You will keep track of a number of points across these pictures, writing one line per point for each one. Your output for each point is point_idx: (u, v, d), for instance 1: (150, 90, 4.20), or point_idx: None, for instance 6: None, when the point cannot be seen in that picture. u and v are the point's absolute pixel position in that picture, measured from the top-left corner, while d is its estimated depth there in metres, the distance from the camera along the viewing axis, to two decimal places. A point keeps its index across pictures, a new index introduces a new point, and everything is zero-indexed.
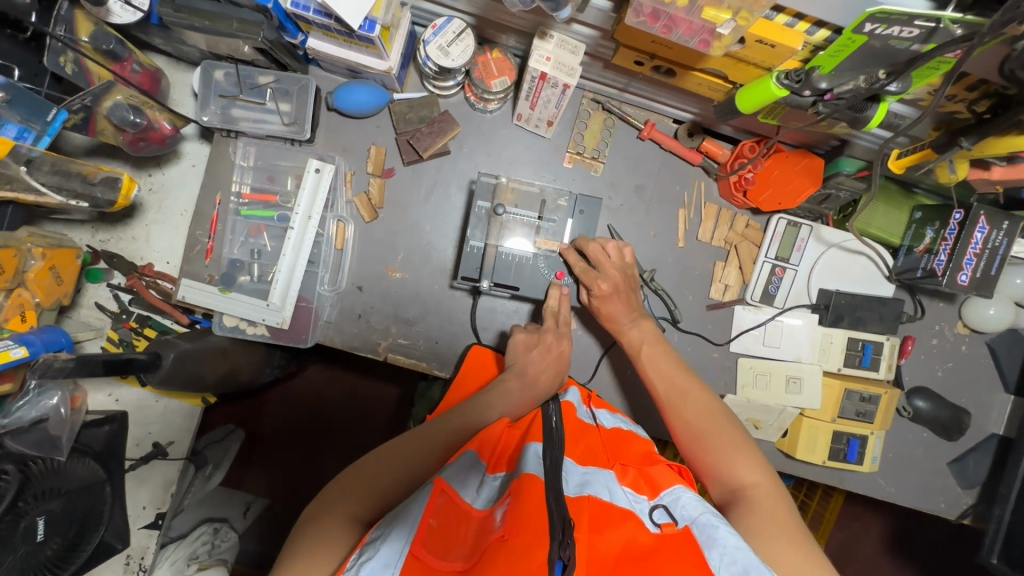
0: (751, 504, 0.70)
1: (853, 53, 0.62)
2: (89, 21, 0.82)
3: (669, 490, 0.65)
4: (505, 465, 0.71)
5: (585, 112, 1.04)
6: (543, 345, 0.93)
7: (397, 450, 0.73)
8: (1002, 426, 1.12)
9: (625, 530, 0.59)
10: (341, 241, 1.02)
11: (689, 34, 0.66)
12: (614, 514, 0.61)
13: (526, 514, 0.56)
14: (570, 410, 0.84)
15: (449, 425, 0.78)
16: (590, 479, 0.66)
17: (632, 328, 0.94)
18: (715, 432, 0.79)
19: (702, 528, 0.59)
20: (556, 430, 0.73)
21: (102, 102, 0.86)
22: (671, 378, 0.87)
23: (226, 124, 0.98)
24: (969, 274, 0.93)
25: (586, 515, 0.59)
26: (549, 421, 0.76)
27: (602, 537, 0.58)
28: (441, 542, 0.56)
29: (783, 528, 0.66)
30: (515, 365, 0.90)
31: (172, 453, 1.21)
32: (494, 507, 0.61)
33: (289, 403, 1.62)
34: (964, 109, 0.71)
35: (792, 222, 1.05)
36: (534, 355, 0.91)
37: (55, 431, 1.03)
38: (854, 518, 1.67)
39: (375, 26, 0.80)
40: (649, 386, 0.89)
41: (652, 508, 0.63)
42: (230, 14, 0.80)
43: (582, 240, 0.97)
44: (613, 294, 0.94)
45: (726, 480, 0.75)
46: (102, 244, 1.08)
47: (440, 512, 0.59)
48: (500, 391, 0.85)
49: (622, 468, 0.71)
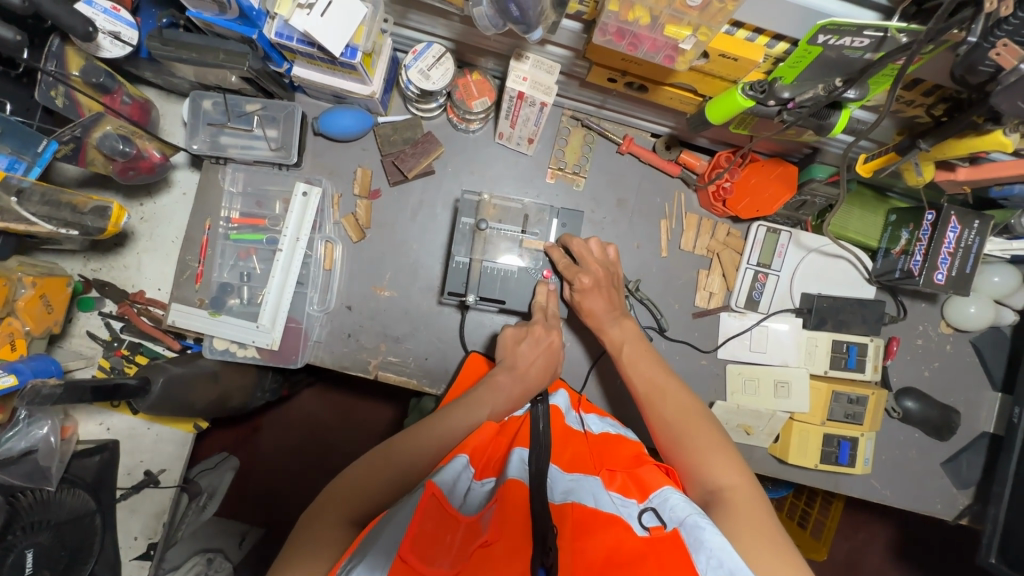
0: (727, 505, 0.68)
1: (812, 64, 0.65)
2: (80, 56, 0.84)
3: (658, 492, 0.65)
4: (493, 469, 0.72)
5: (565, 129, 1.07)
6: (531, 342, 0.93)
7: (390, 451, 0.72)
8: (992, 424, 1.12)
9: (611, 533, 0.60)
10: (330, 263, 1.04)
11: (654, 50, 0.69)
12: (599, 518, 0.62)
13: (511, 521, 0.59)
14: (558, 415, 0.84)
15: (442, 427, 0.77)
16: (576, 485, 0.68)
17: (614, 327, 0.96)
18: (695, 434, 0.78)
19: (690, 530, 0.59)
20: (543, 435, 0.74)
21: (93, 133, 0.89)
22: (651, 377, 0.88)
23: (215, 151, 1.01)
24: (945, 273, 0.95)
25: (570, 523, 0.62)
26: (536, 427, 0.76)
27: (587, 545, 0.60)
28: (428, 545, 0.56)
29: (759, 532, 0.64)
30: (504, 364, 0.90)
31: (163, 481, 1.16)
32: (481, 513, 0.63)
33: (283, 427, 1.62)
34: (924, 114, 0.74)
35: (772, 229, 1.08)
36: (524, 353, 0.92)
37: (44, 462, 1.03)
38: (858, 529, 1.65)
39: (356, 53, 0.83)
40: (632, 389, 0.89)
41: (641, 512, 0.63)
42: (216, 46, 0.84)
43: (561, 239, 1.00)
44: (593, 288, 0.96)
45: (703, 481, 0.73)
46: (94, 272, 1.11)
47: (429, 517, 0.58)
48: (488, 391, 0.85)
49: (609, 473, 0.71)
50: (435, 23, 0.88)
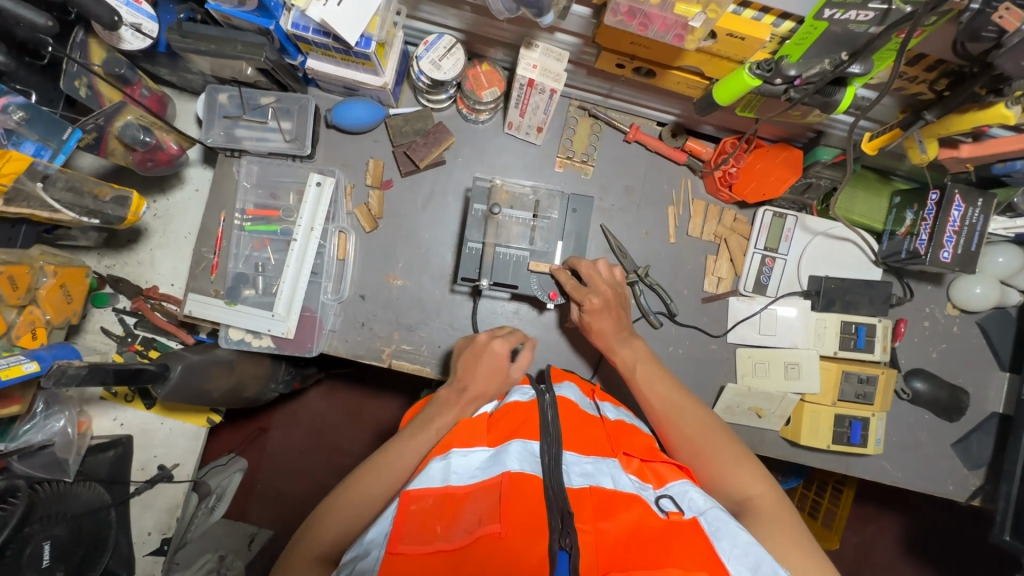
0: (762, 514, 0.73)
1: (817, 41, 0.67)
2: (102, 49, 0.87)
3: (674, 483, 0.70)
4: (486, 439, 0.71)
5: (573, 119, 1.09)
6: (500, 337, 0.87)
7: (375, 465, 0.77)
8: (1001, 404, 1.13)
9: (633, 513, 0.62)
10: (343, 252, 1.05)
11: (664, 30, 0.70)
12: (619, 499, 0.64)
13: (522, 511, 0.60)
14: (570, 405, 0.79)
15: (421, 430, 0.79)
16: (591, 465, 0.69)
17: (624, 348, 0.94)
18: (715, 447, 0.81)
19: (710, 521, 0.63)
20: (554, 425, 0.71)
21: (114, 122, 0.90)
22: (665, 397, 0.88)
23: (230, 144, 1.03)
24: (951, 252, 0.96)
25: (590, 505, 0.63)
26: (543, 415, 0.73)
27: (609, 523, 0.61)
28: (423, 531, 0.60)
29: (792, 535, 0.70)
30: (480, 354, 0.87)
31: (177, 476, 1.15)
32: (472, 489, 0.64)
33: (292, 425, 1.63)
34: (927, 90, 0.75)
35: (778, 214, 1.09)
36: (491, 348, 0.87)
37: (62, 454, 1.05)
38: (869, 521, 1.65)
39: (370, 43, 0.85)
40: (646, 407, 0.89)
41: (659, 497, 0.67)
42: (233, 38, 0.86)
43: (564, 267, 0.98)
44: (601, 309, 0.94)
45: (731, 492, 0.78)
46: (108, 269, 1.12)
47: (416, 513, 0.62)
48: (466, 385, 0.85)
49: (625, 457, 0.73)
50: (446, 13, 0.91)
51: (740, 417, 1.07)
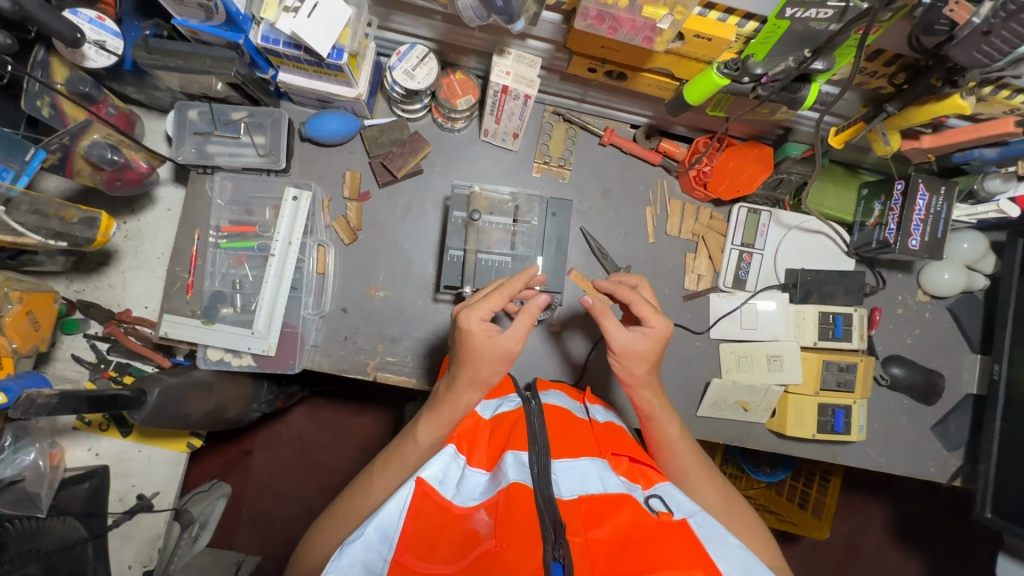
0: None
1: (781, 38, 0.70)
2: (65, 67, 0.85)
3: (662, 483, 0.71)
4: (486, 460, 0.75)
5: (548, 124, 1.11)
6: (467, 314, 0.77)
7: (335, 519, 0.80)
8: (974, 385, 1.17)
9: (622, 518, 0.63)
10: (322, 265, 1.04)
11: (633, 32, 0.72)
12: (608, 504, 0.65)
13: (514, 525, 0.61)
14: (557, 412, 0.80)
15: (397, 458, 0.81)
16: (580, 469, 0.69)
17: (649, 389, 0.84)
18: (731, 514, 0.82)
19: (699, 522, 0.64)
20: (540, 432, 0.71)
21: (79, 141, 0.88)
22: (691, 453, 0.85)
23: (202, 160, 1.01)
24: (918, 239, 0.99)
25: (582, 513, 0.64)
26: (531, 423, 0.73)
27: (600, 530, 0.62)
28: (427, 544, 0.64)
29: None
30: (456, 364, 0.79)
31: (157, 505, 1.11)
32: (475, 509, 0.67)
33: (277, 446, 1.59)
34: (886, 84, 0.78)
35: (752, 210, 1.12)
36: (473, 337, 0.77)
37: (32, 489, 1.00)
38: (857, 509, 1.68)
39: (343, 54, 0.85)
40: (666, 464, 0.84)
41: (648, 497, 0.68)
42: (201, 52, 0.85)
43: (612, 284, 0.88)
44: (656, 341, 0.82)
45: None
46: (78, 294, 1.09)
47: (425, 514, 0.66)
48: (437, 408, 0.80)
49: (614, 458, 0.74)
50: (418, 23, 0.91)
51: (726, 412, 1.08)
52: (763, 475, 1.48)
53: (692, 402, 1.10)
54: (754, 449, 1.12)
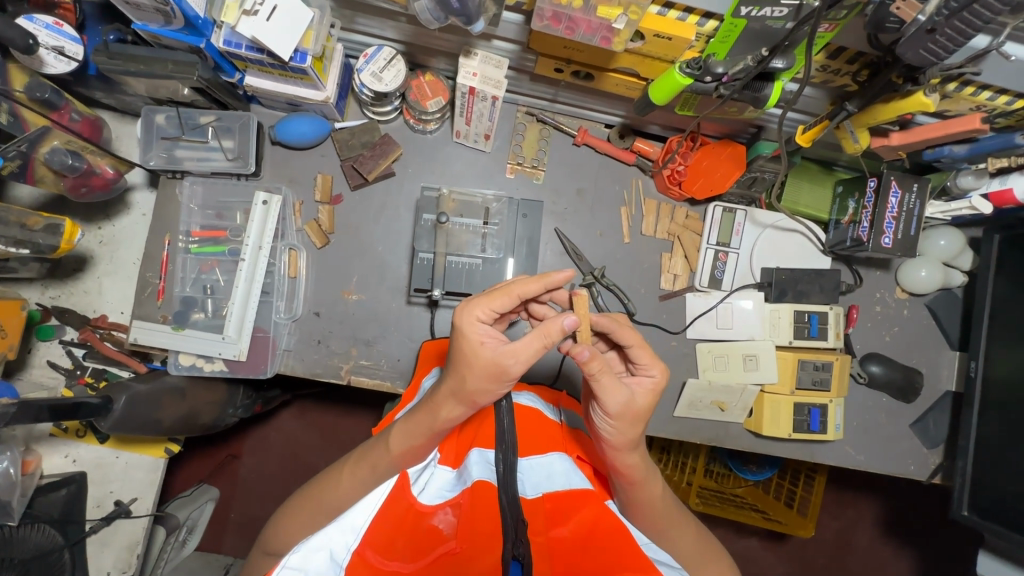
0: None
1: (739, 38, 0.69)
2: (24, 74, 0.85)
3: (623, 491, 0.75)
4: (452, 458, 0.75)
5: (521, 125, 1.10)
6: (466, 312, 0.63)
7: (301, 508, 0.74)
8: (954, 382, 1.16)
9: (583, 516, 0.65)
10: (294, 269, 1.03)
11: (591, 32, 0.71)
12: (571, 501, 0.66)
13: (476, 525, 0.61)
14: (529, 412, 0.77)
15: (363, 458, 0.72)
16: (547, 465, 0.69)
17: (634, 454, 0.70)
18: (700, 551, 0.81)
19: None
20: (509, 432, 0.67)
21: (39, 148, 0.88)
22: (671, 495, 0.80)
23: (172, 165, 1.01)
24: (892, 237, 0.98)
25: (545, 511, 0.65)
26: (501, 421, 0.69)
27: (562, 530, 0.63)
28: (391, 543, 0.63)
29: None
30: (446, 370, 0.66)
31: (135, 510, 1.10)
32: (439, 508, 0.67)
33: (261, 450, 1.59)
34: (851, 82, 0.78)
35: (728, 209, 1.11)
36: (466, 343, 0.62)
37: (4, 498, 1.00)
38: (845, 506, 1.67)
39: (306, 57, 0.85)
40: (642, 517, 0.76)
41: None
42: (164, 57, 0.84)
43: (611, 324, 0.70)
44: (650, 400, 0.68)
45: None
46: (53, 300, 1.08)
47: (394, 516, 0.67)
48: (415, 413, 0.68)
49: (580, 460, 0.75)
50: (384, 25, 0.90)
51: (702, 412, 1.08)
52: (748, 473, 1.48)
53: (669, 403, 1.10)
54: (733, 448, 1.12)
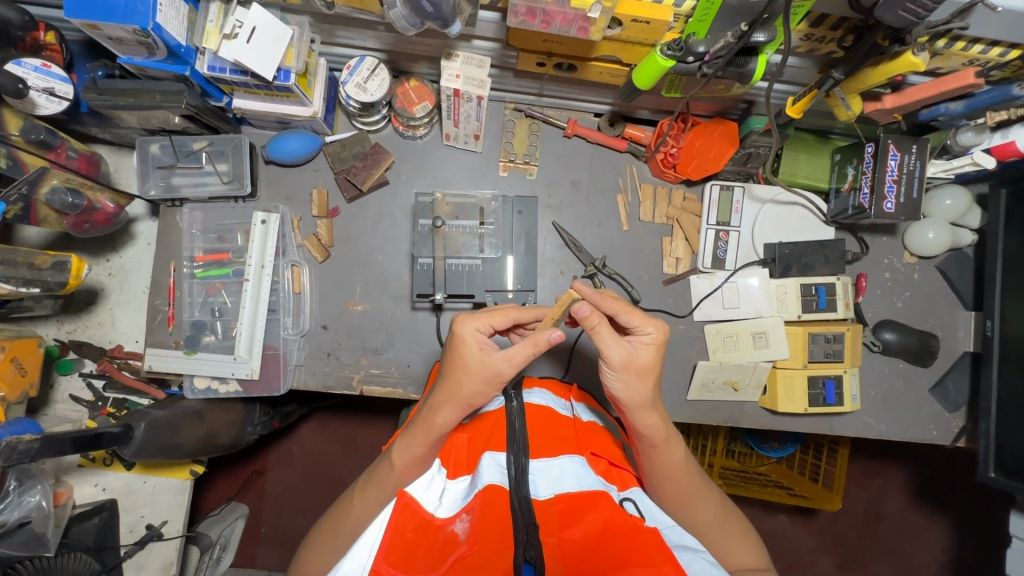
0: None
1: (717, 15, 0.70)
2: (18, 117, 0.86)
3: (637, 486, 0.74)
4: (464, 467, 0.76)
5: (510, 121, 1.10)
6: (465, 321, 0.70)
7: (319, 539, 0.78)
8: (971, 343, 1.14)
9: (597, 517, 0.65)
10: (298, 285, 1.05)
11: (567, 24, 0.71)
12: (584, 501, 0.66)
13: (491, 532, 0.63)
14: (539, 412, 0.78)
15: (368, 480, 0.77)
16: (558, 467, 0.70)
17: (648, 412, 0.74)
18: (722, 530, 0.80)
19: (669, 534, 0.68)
20: (519, 435, 0.70)
21: (40, 189, 0.90)
22: (691, 474, 0.79)
23: (170, 194, 1.02)
24: (894, 202, 0.96)
25: (558, 511, 0.66)
26: (513, 426, 0.71)
27: (575, 530, 0.64)
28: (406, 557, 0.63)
29: None
30: (439, 381, 0.72)
31: (167, 533, 1.13)
32: (455, 516, 0.67)
33: (284, 465, 1.61)
34: (837, 48, 0.76)
35: (725, 187, 1.10)
36: (465, 347, 0.69)
37: (40, 529, 0.99)
38: (872, 476, 1.65)
39: (290, 75, 0.86)
40: (660, 485, 0.78)
41: (624, 500, 0.71)
42: (151, 88, 0.86)
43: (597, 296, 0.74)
44: (654, 353, 0.72)
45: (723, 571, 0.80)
46: (70, 334, 1.12)
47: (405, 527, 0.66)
48: (408, 430, 0.74)
49: (593, 456, 0.75)
50: (364, 36, 0.90)
51: (715, 392, 1.07)
52: (770, 451, 1.47)
53: (681, 387, 1.10)
54: (750, 428, 1.11)
